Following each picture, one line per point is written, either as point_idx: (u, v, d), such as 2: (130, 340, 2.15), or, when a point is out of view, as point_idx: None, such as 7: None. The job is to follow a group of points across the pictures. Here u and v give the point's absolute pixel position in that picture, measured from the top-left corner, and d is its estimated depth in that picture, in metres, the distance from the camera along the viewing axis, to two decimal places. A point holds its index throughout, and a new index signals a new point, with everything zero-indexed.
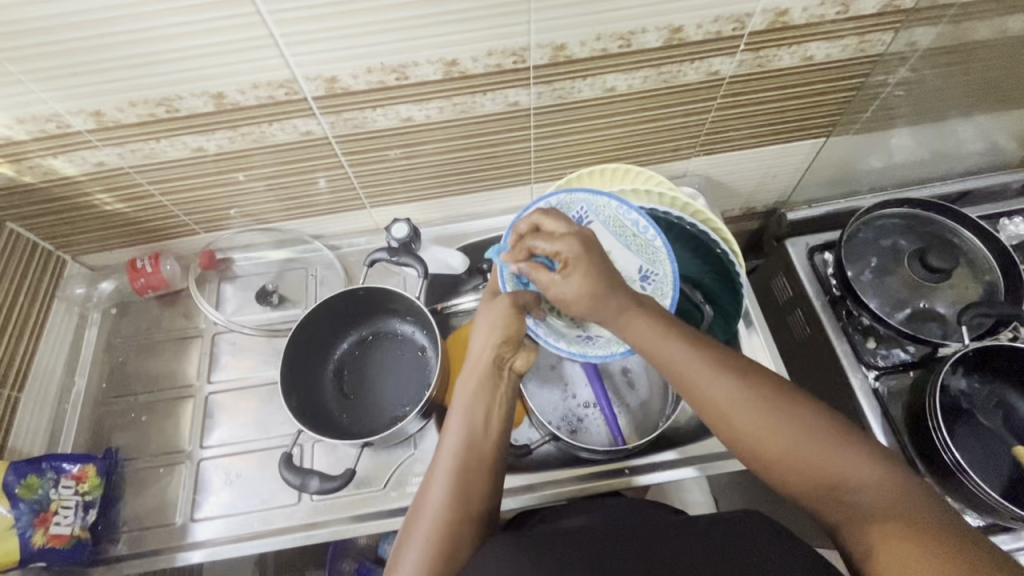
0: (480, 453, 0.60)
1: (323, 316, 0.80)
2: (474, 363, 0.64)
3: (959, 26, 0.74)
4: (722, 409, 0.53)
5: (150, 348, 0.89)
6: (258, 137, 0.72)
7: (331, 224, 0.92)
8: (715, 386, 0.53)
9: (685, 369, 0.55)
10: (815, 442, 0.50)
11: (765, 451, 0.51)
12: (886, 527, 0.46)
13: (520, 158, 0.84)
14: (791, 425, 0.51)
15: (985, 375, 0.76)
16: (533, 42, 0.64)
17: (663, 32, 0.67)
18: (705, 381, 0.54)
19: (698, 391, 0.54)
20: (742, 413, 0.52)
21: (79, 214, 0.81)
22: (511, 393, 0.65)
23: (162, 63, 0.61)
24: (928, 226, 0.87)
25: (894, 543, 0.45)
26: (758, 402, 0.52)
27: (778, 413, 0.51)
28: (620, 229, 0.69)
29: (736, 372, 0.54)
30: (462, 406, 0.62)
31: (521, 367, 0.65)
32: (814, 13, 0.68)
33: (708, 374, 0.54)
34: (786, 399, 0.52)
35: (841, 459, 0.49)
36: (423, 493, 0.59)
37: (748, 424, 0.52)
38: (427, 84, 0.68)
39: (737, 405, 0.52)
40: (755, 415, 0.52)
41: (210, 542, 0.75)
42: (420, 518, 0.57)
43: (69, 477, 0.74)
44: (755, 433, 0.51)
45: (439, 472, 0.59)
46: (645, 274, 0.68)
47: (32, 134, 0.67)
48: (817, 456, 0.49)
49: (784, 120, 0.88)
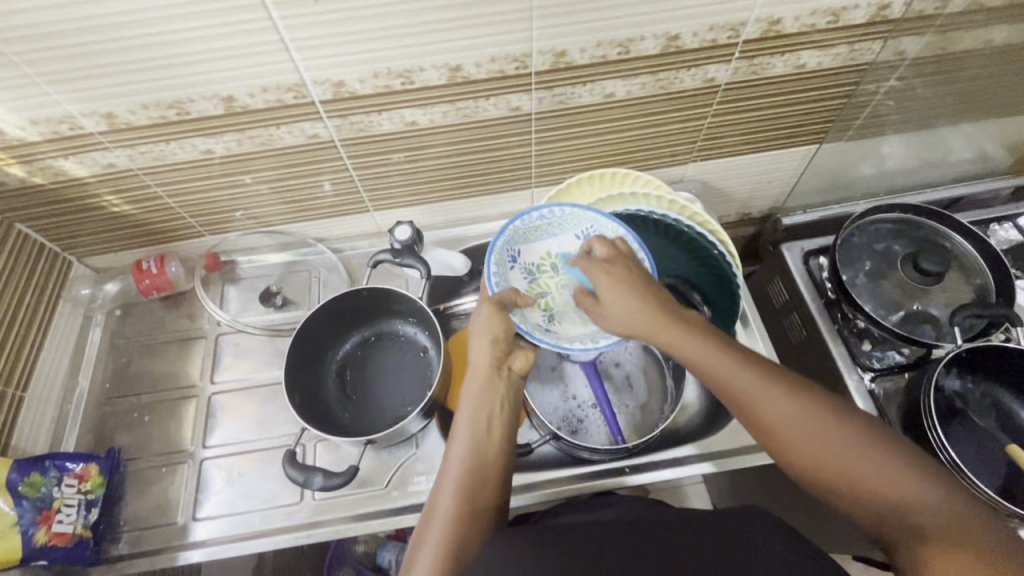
0: (485, 457, 0.62)
1: (326, 317, 0.81)
2: (473, 369, 0.67)
3: (946, 36, 0.77)
4: (782, 427, 0.55)
5: (154, 349, 0.90)
6: (265, 140, 0.73)
7: (335, 226, 0.94)
8: (771, 396, 0.56)
9: (742, 389, 0.57)
10: (868, 458, 0.51)
11: (819, 460, 0.53)
12: (948, 549, 0.46)
13: (520, 162, 0.86)
14: (852, 445, 0.52)
15: (978, 376, 0.77)
16: (535, 48, 0.66)
17: (661, 40, 0.69)
18: (765, 401, 0.56)
19: (757, 407, 0.56)
20: (801, 434, 0.54)
21: (87, 215, 0.82)
22: (514, 393, 0.67)
23: (173, 66, 0.62)
24: (920, 230, 0.89)
25: (954, 564, 0.45)
26: (809, 416, 0.54)
27: (828, 428, 0.53)
28: (544, 227, 0.76)
29: (794, 390, 0.56)
30: (467, 412, 0.64)
31: (519, 369, 0.68)
32: (805, 23, 0.71)
33: (763, 389, 0.56)
34: (836, 418, 0.54)
35: (891, 478, 0.50)
36: (432, 500, 0.61)
37: (809, 440, 0.53)
38: (432, 88, 0.70)
39: (802, 422, 0.54)
40: (804, 426, 0.54)
41: (211, 541, 0.75)
42: (430, 523, 0.59)
43: (72, 476, 0.74)
44: (804, 443, 0.53)
45: (447, 479, 0.61)
46: (583, 234, 0.76)
47: (45, 136, 0.69)
48: (870, 471, 0.51)
49: (778, 127, 0.90)
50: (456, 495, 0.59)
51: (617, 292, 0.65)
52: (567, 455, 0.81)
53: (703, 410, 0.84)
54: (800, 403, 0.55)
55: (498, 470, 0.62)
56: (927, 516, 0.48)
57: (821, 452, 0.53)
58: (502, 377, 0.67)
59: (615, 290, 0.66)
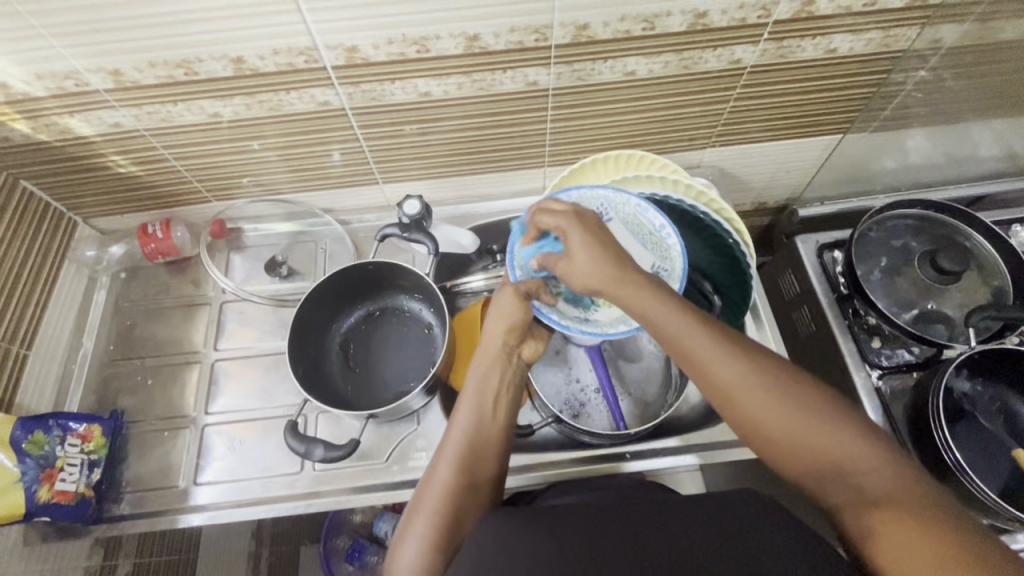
0: (487, 435, 0.62)
1: (329, 288, 0.80)
2: (485, 349, 0.67)
3: (986, 24, 0.74)
4: (729, 389, 0.54)
5: (158, 314, 0.89)
6: (275, 105, 0.72)
7: (342, 198, 0.92)
8: (725, 364, 0.54)
9: (698, 350, 0.55)
10: (807, 420, 0.51)
11: (765, 426, 0.52)
12: (883, 512, 0.46)
13: (535, 139, 0.84)
14: (799, 415, 0.51)
15: (989, 378, 0.76)
16: (556, 20, 0.64)
17: (688, 16, 0.66)
18: (716, 365, 0.54)
19: (706, 371, 0.55)
20: (748, 394, 0.53)
21: (93, 176, 0.81)
22: (519, 379, 0.68)
23: (185, 23, 0.60)
24: (939, 228, 0.87)
25: (898, 529, 0.45)
26: (752, 377, 0.53)
27: (763, 383, 0.53)
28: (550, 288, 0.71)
29: (749, 358, 0.54)
30: (473, 387, 0.64)
31: (528, 357, 0.70)
32: (840, 4, 0.68)
33: (715, 352, 0.54)
34: (775, 376, 0.53)
35: (835, 441, 0.50)
36: (430, 470, 0.60)
37: (752, 405, 0.53)
38: (448, 58, 0.67)
39: (748, 388, 0.53)
40: (752, 390, 0.53)
41: (211, 506, 0.75)
42: (427, 492, 0.58)
43: (75, 435, 0.74)
44: (756, 410, 0.52)
45: (448, 450, 0.60)
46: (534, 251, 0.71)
47: (50, 91, 0.67)
48: (811, 435, 0.50)
49: (803, 113, 0.87)
50: (455, 471, 0.59)
51: (580, 247, 0.60)
52: (569, 438, 0.80)
53: (706, 403, 0.83)
54: (744, 368, 0.54)
55: (499, 450, 0.62)
56: (867, 475, 0.49)
57: (772, 414, 0.52)
58: (511, 363, 0.67)
59: (586, 246, 0.60)
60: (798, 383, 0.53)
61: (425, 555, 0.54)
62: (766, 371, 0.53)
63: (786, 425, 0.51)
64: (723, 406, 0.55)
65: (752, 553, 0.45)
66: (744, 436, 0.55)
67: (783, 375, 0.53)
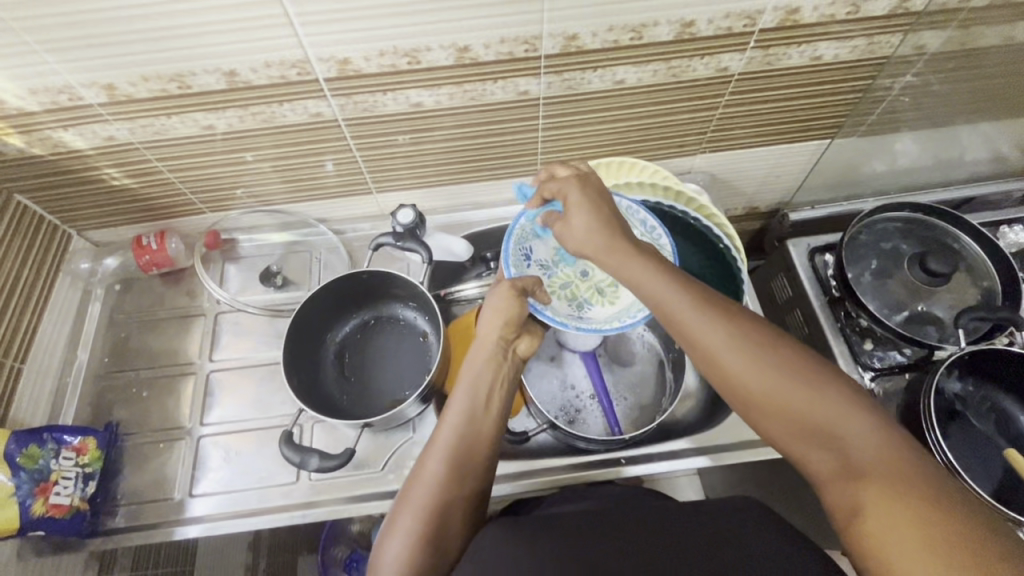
0: (479, 431, 0.61)
1: (324, 297, 0.80)
2: (480, 343, 0.66)
3: (968, 31, 0.75)
4: (713, 353, 0.54)
5: (153, 325, 0.90)
6: (268, 117, 0.72)
7: (336, 208, 0.93)
8: (712, 326, 0.54)
9: (685, 312, 0.56)
10: (798, 387, 0.51)
11: (752, 390, 0.52)
12: (873, 485, 0.46)
13: (527, 148, 0.85)
14: (788, 379, 0.51)
15: (980, 379, 0.76)
16: (546, 31, 0.65)
17: (675, 26, 0.67)
18: (702, 327, 0.55)
19: (693, 335, 0.55)
20: (735, 355, 0.53)
21: (87, 189, 0.82)
22: (514, 375, 0.67)
23: (178, 37, 0.61)
24: (928, 230, 0.88)
25: (882, 499, 0.45)
26: (740, 342, 0.53)
27: (753, 346, 0.53)
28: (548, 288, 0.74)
29: (738, 322, 0.54)
30: (466, 384, 0.63)
31: (524, 352, 0.68)
32: (824, 13, 0.69)
33: (702, 317, 0.55)
34: (765, 341, 0.53)
35: (826, 409, 0.50)
36: (420, 464, 0.60)
37: (739, 368, 0.53)
38: (439, 69, 0.68)
39: (734, 351, 0.53)
40: (740, 354, 0.53)
41: (207, 518, 0.75)
42: (416, 486, 0.58)
43: (69, 449, 0.74)
44: (742, 373, 0.53)
45: (438, 446, 0.60)
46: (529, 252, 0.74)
47: (44, 106, 0.67)
48: (798, 400, 0.50)
49: (791, 119, 0.88)
50: (446, 466, 0.58)
51: (582, 209, 0.62)
52: (564, 444, 0.80)
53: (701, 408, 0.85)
54: (731, 331, 0.54)
55: (490, 447, 0.61)
56: (855, 444, 0.48)
57: (767, 381, 0.52)
58: (506, 359, 0.66)
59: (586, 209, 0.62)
60: (788, 349, 0.53)
61: (412, 551, 0.54)
62: (755, 335, 0.53)
63: (781, 394, 0.51)
64: (711, 371, 0.55)
65: (746, 557, 0.46)
66: (731, 402, 0.55)
67: (775, 341, 0.53)
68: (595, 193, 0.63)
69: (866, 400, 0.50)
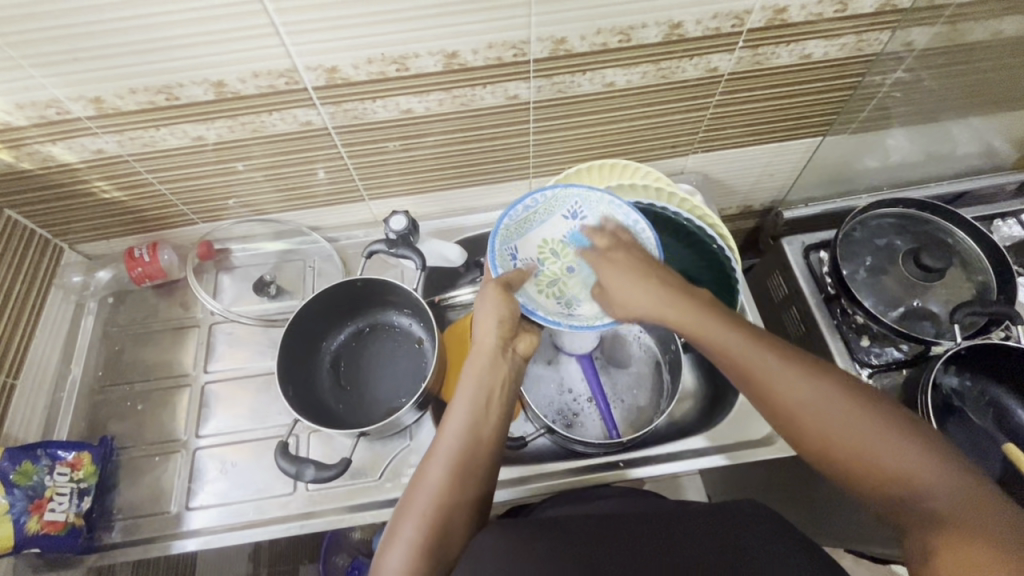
0: (480, 436, 0.61)
1: (318, 306, 0.79)
2: (478, 348, 0.66)
3: (956, 27, 0.75)
4: (785, 405, 0.55)
5: (147, 338, 0.89)
6: (257, 127, 0.72)
7: (330, 215, 0.92)
8: (784, 380, 0.55)
9: (758, 368, 0.57)
10: (871, 435, 0.51)
11: (824, 440, 0.53)
12: (952, 537, 0.45)
13: (518, 151, 0.84)
14: (862, 427, 0.51)
15: (976, 373, 0.76)
16: (534, 35, 0.65)
17: (663, 28, 0.67)
18: (774, 381, 0.55)
19: (767, 390, 0.56)
20: (808, 408, 0.54)
21: (77, 202, 0.81)
22: (516, 374, 0.67)
23: (164, 50, 0.61)
24: (922, 226, 0.88)
25: (963, 552, 0.44)
26: (813, 395, 0.54)
27: (825, 397, 0.53)
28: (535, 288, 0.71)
29: (810, 377, 0.55)
30: (466, 389, 0.63)
31: (522, 351, 0.68)
32: (812, 12, 0.69)
33: (773, 372, 0.56)
34: (837, 392, 0.54)
35: (901, 458, 0.49)
36: (421, 470, 0.60)
37: (812, 420, 0.53)
38: (428, 75, 0.68)
39: (807, 403, 0.54)
40: (812, 405, 0.53)
41: (204, 531, 0.75)
42: (416, 492, 0.58)
43: (64, 464, 0.74)
44: (814, 424, 0.53)
45: (439, 453, 0.60)
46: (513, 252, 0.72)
47: (31, 120, 0.67)
48: (872, 448, 0.50)
49: (783, 118, 0.88)
50: (447, 472, 0.58)
51: (625, 276, 0.66)
52: (563, 448, 0.80)
53: (699, 408, 0.85)
54: (803, 383, 0.54)
55: (490, 451, 0.61)
56: (934, 494, 0.48)
57: (840, 430, 0.52)
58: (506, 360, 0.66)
59: (630, 278, 0.66)
60: (863, 398, 0.53)
61: (413, 560, 0.54)
62: (827, 386, 0.54)
63: (854, 442, 0.51)
64: (783, 423, 0.55)
65: (750, 557, 0.45)
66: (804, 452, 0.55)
67: (848, 390, 0.53)
68: (642, 258, 0.67)
69: (946, 448, 0.49)
